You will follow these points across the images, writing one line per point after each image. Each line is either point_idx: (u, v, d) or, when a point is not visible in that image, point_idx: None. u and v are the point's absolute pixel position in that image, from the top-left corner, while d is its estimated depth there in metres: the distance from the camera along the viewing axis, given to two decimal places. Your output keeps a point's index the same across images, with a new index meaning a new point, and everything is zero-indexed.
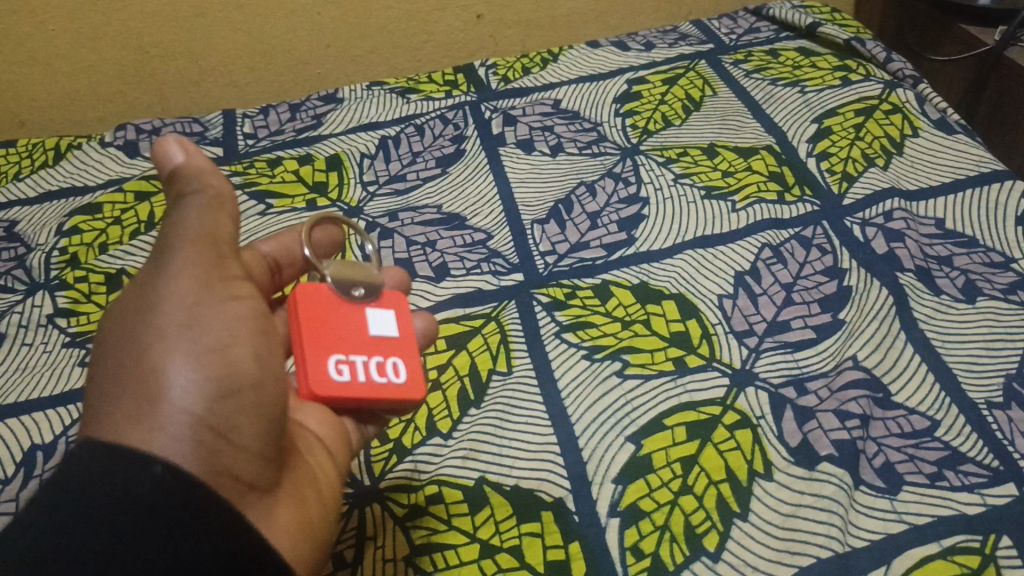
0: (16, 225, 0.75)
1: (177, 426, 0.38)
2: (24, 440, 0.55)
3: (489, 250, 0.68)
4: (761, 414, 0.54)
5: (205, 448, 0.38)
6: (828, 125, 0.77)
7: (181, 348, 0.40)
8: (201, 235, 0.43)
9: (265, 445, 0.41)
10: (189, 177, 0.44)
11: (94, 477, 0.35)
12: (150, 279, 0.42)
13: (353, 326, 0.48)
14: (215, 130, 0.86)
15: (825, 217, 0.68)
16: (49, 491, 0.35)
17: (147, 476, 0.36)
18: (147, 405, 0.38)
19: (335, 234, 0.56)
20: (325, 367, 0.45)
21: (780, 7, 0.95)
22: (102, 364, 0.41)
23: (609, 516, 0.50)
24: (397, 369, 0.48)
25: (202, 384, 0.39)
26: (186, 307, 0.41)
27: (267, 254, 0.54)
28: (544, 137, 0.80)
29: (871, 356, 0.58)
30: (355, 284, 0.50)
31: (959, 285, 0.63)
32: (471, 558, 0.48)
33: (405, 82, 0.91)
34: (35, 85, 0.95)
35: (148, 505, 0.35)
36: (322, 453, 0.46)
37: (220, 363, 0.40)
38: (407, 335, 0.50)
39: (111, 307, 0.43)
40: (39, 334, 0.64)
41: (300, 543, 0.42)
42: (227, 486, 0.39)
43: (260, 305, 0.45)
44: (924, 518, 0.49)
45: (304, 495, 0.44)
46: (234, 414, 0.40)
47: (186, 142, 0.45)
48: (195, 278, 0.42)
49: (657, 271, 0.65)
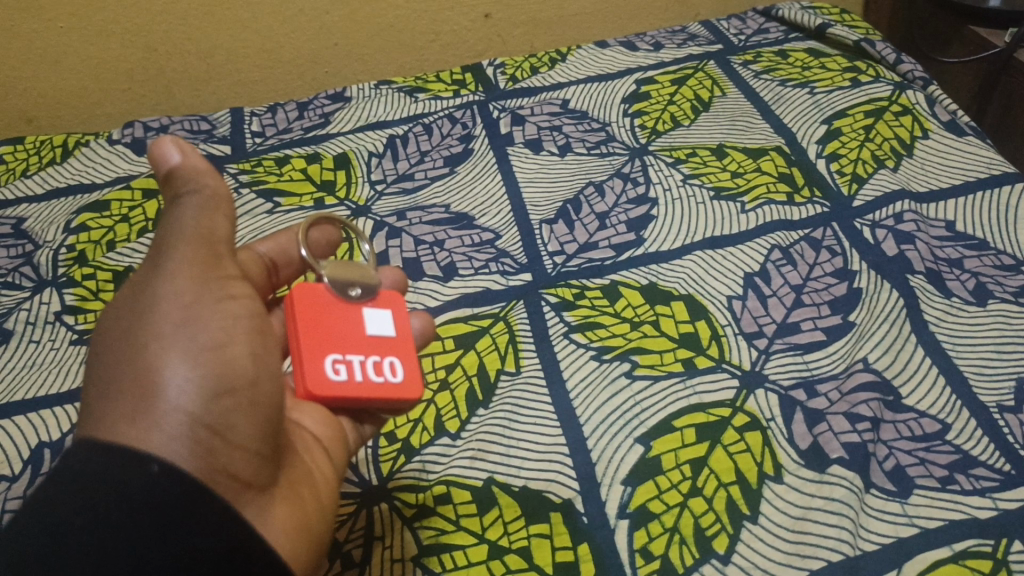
0: (23, 222, 0.75)
1: (174, 425, 0.38)
2: (32, 438, 0.55)
3: (498, 250, 0.68)
4: (771, 415, 0.54)
5: (202, 447, 0.38)
6: (837, 126, 0.76)
7: (177, 347, 0.40)
8: (197, 235, 0.43)
9: (263, 443, 0.41)
10: (186, 177, 0.44)
11: (95, 479, 0.35)
12: (146, 279, 0.42)
13: (349, 325, 0.48)
14: (222, 128, 0.86)
15: (835, 218, 0.68)
16: (54, 492, 0.35)
17: (145, 476, 0.36)
18: (143, 404, 0.38)
19: (332, 233, 0.56)
20: (321, 367, 0.45)
21: (789, 8, 0.95)
22: (99, 363, 0.41)
23: (618, 517, 0.49)
24: (394, 368, 0.47)
25: (199, 383, 0.39)
26: (182, 307, 0.41)
27: (263, 254, 0.54)
28: (552, 137, 0.79)
29: (881, 359, 0.58)
30: (351, 284, 0.50)
31: (970, 288, 0.62)
32: (480, 559, 0.48)
33: (413, 81, 0.90)
34: (43, 82, 0.94)
35: (153, 506, 0.35)
36: (320, 452, 0.46)
37: (217, 362, 0.40)
38: (403, 334, 0.50)
39: (108, 308, 0.43)
40: (46, 331, 0.64)
41: (297, 541, 0.41)
42: (224, 484, 0.38)
43: (257, 305, 0.45)
44: (935, 522, 0.49)
45: (301, 493, 0.43)
46: (230, 413, 0.40)
47: (182, 142, 0.45)
48: (192, 278, 0.42)
49: (666, 272, 0.65)
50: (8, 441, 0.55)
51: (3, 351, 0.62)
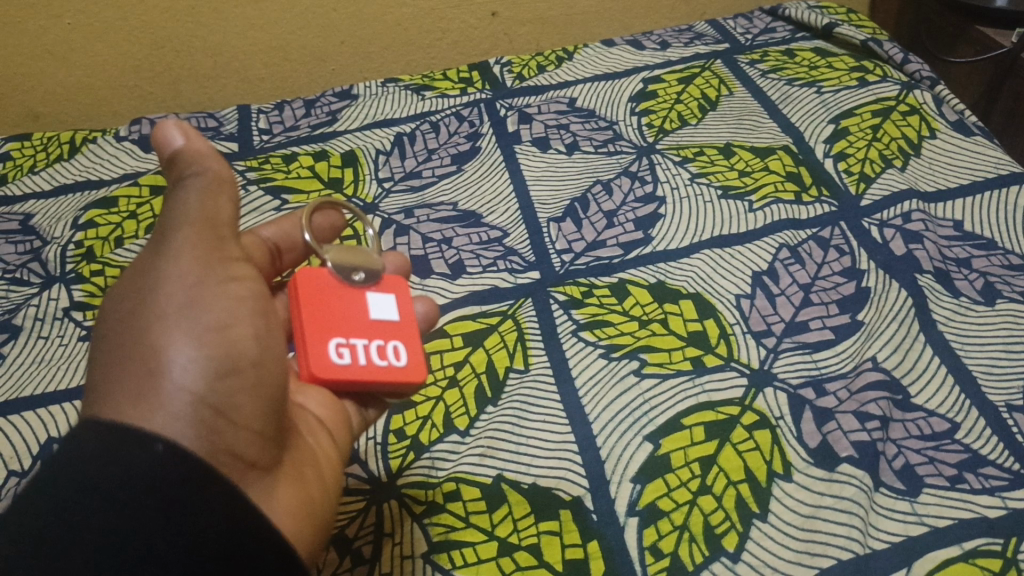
0: (31, 219, 0.75)
1: (178, 405, 0.38)
2: (41, 433, 0.55)
3: (505, 248, 0.68)
4: (779, 414, 0.54)
5: (205, 427, 0.39)
6: (845, 126, 0.76)
7: (181, 328, 0.40)
8: (202, 216, 0.43)
9: (266, 424, 0.41)
10: (189, 160, 0.44)
11: (99, 457, 0.36)
12: (151, 262, 0.42)
13: (353, 310, 0.48)
14: (230, 125, 0.86)
15: (843, 217, 0.68)
16: (62, 470, 0.36)
17: (149, 455, 0.36)
18: (148, 384, 0.39)
19: (335, 218, 0.56)
20: (325, 351, 0.46)
21: (796, 7, 0.95)
22: (105, 344, 0.41)
23: (627, 515, 0.49)
24: (398, 353, 0.48)
25: (203, 363, 0.39)
26: (187, 288, 0.41)
27: (268, 239, 0.54)
28: (559, 135, 0.79)
29: (890, 358, 0.58)
30: (355, 269, 0.50)
31: (978, 287, 0.62)
32: (490, 556, 0.48)
33: (420, 79, 0.90)
34: (49, 79, 0.94)
35: (158, 499, 0.35)
36: (324, 435, 0.46)
37: (220, 343, 0.40)
38: (407, 318, 0.50)
39: (115, 288, 0.43)
40: (55, 327, 0.64)
41: (300, 521, 0.41)
42: (227, 464, 0.39)
43: (263, 287, 0.45)
44: (945, 520, 0.49)
45: (305, 475, 0.44)
46: (235, 393, 0.40)
47: (186, 126, 0.45)
48: (196, 259, 0.42)
49: (675, 271, 0.65)
50: (17, 436, 0.55)
51: (12, 347, 0.62)
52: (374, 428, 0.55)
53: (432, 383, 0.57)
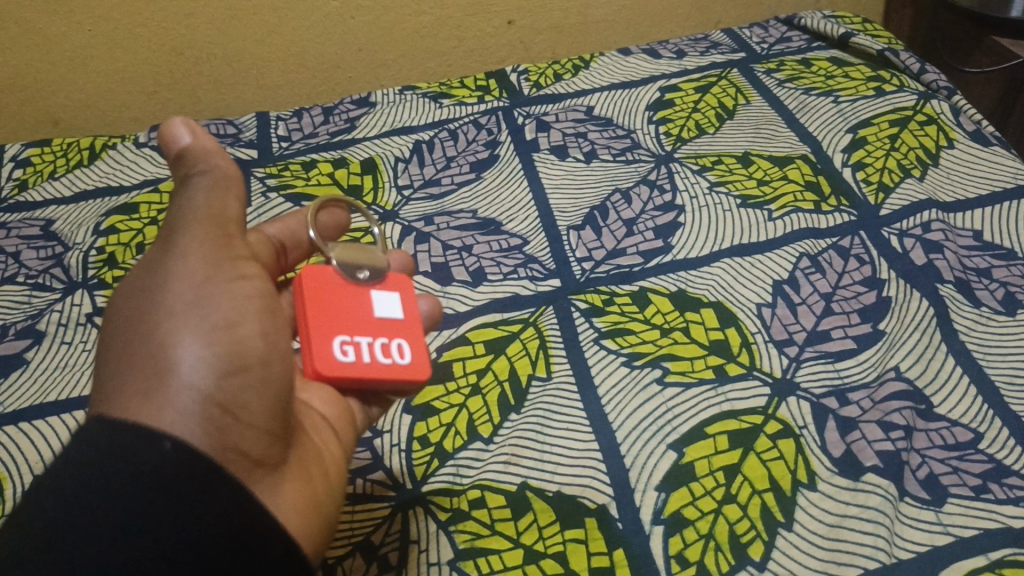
0: (52, 224, 0.75)
1: (186, 401, 0.39)
2: (65, 434, 0.56)
3: (526, 255, 0.68)
4: (803, 423, 0.54)
5: (213, 424, 0.39)
6: (863, 135, 0.77)
7: (190, 326, 0.41)
8: (208, 214, 0.44)
9: (274, 421, 0.42)
10: (197, 159, 0.45)
11: (110, 460, 0.36)
12: (159, 261, 0.43)
13: (359, 308, 0.49)
14: (249, 132, 0.86)
15: (862, 227, 0.68)
16: (84, 470, 0.36)
17: (157, 453, 0.37)
18: (156, 382, 0.39)
19: (340, 216, 0.56)
20: (329, 348, 0.46)
21: (811, 17, 0.95)
22: (113, 343, 0.42)
23: (653, 523, 0.50)
24: (402, 350, 0.48)
25: (211, 361, 0.40)
26: (194, 287, 0.42)
27: (273, 236, 0.54)
28: (577, 143, 0.80)
29: (913, 367, 0.58)
30: (359, 268, 0.50)
31: (999, 297, 0.63)
32: (516, 563, 0.48)
33: (438, 87, 0.91)
34: (68, 85, 0.95)
35: (169, 501, 0.35)
36: (330, 434, 0.47)
37: (228, 341, 0.41)
38: (412, 316, 0.50)
39: (122, 289, 0.44)
40: (78, 332, 0.64)
41: (308, 519, 0.42)
42: (235, 462, 0.39)
43: (268, 288, 0.46)
44: (970, 530, 0.49)
45: (312, 472, 0.44)
46: (241, 392, 0.41)
47: (192, 124, 0.46)
48: (203, 257, 0.43)
49: (696, 280, 0.65)
50: (42, 441, 0.56)
51: (36, 351, 0.63)
52: (398, 434, 0.55)
53: (455, 390, 0.57)
